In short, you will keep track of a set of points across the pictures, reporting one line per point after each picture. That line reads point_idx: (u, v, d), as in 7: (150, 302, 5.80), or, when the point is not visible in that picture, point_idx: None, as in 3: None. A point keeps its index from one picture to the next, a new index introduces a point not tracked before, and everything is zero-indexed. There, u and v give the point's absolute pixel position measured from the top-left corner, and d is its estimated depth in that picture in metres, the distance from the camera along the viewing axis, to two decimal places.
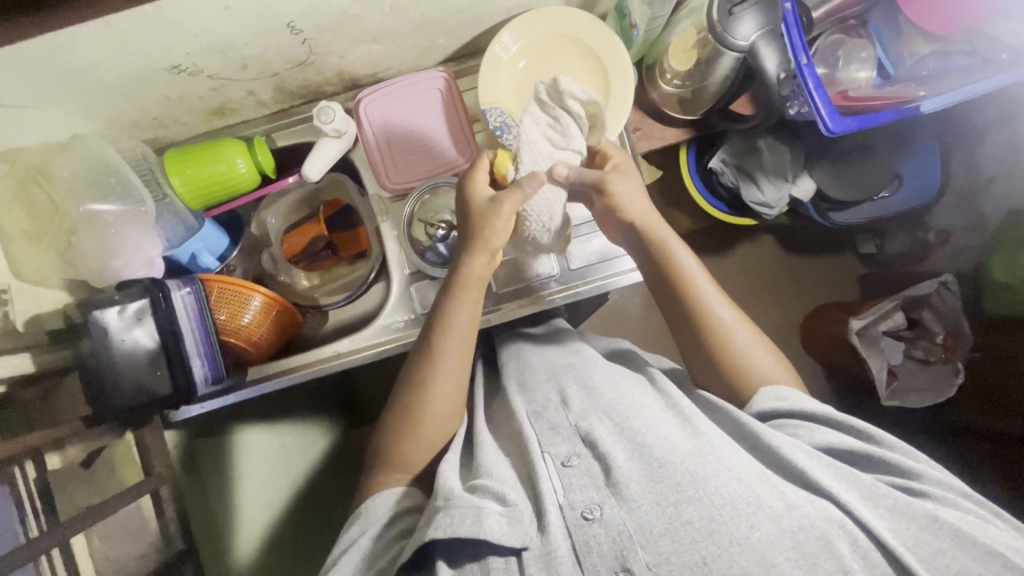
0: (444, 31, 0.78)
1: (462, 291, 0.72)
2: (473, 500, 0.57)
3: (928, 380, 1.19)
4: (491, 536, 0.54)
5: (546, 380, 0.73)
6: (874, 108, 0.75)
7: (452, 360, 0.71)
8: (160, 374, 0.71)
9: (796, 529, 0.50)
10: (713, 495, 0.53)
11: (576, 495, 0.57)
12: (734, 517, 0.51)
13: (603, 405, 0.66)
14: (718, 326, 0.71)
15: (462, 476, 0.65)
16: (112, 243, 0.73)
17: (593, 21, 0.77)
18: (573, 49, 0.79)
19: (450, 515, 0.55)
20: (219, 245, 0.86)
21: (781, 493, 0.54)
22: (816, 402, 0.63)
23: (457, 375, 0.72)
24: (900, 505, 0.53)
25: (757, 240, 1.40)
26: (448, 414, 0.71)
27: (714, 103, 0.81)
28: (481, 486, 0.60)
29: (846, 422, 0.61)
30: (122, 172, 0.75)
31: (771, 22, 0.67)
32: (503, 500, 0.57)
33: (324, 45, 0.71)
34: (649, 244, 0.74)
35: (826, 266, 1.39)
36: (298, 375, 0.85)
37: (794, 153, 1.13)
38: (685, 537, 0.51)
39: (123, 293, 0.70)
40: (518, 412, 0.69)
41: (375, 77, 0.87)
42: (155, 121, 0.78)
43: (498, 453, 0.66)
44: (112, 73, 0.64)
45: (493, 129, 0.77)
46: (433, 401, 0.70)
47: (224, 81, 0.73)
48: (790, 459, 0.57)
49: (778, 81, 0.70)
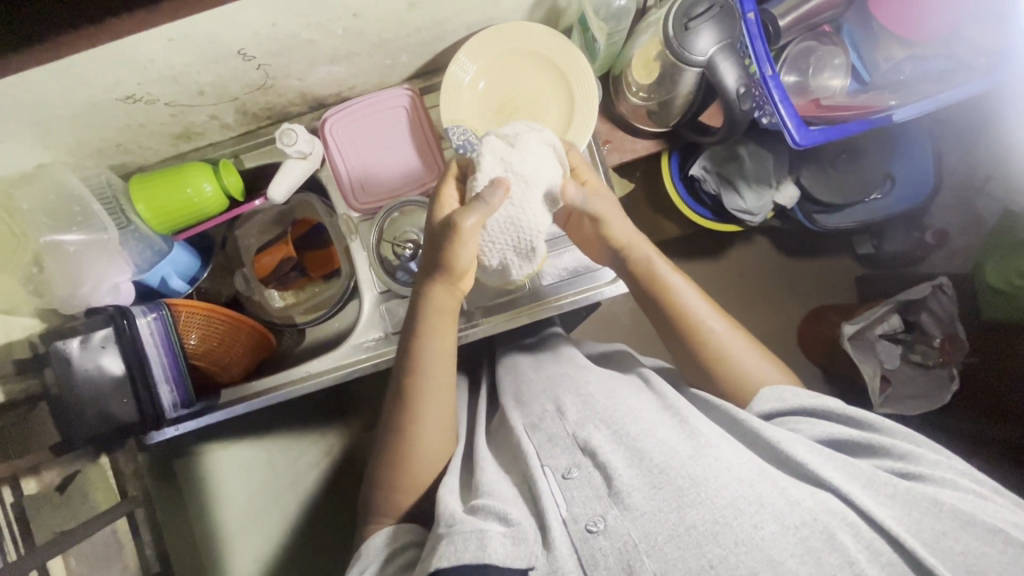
0: (405, 49, 0.77)
1: (435, 328, 0.68)
2: (475, 523, 0.54)
3: (923, 386, 1.16)
4: (496, 560, 0.51)
5: (541, 394, 0.71)
6: (844, 120, 0.73)
7: (433, 400, 0.68)
8: (127, 400, 0.72)
9: (802, 523, 0.49)
10: (715, 497, 0.51)
11: (578, 508, 0.54)
12: (738, 516, 0.50)
13: (601, 413, 0.64)
14: (710, 338, 0.71)
15: (463, 497, 0.62)
16: (78, 271, 0.74)
17: (554, 34, 0.76)
18: (536, 65, 0.78)
19: (453, 542, 0.53)
20: (189, 267, 0.87)
21: (783, 490, 0.51)
22: (813, 395, 0.62)
23: (440, 412, 0.69)
24: (901, 489, 0.52)
25: (750, 242, 1.35)
26: (439, 441, 0.69)
27: (683, 114, 0.79)
28: (481, 506, 0.57)
29: (843, 412, 0.60)
30: (85, 202, 0.75)
31: (730, 36, 0.64)
32: (504, 519, 0.55)
33: (280, 68, 0.71)
34: (640, 257, 0.74)
35: (825, 269, 1.35)
36: (273, 396, 0.85)
37: (778, 158, 1.10)
38: (689, 542, 0.49)
39: (87, 324, 0.71)
40: (516, 428, 0.67)
41: (341, 96, 0.86)
42: (119, 147, 0.78)
43: (496, 471, 0.63)
44: (66, 105, 0.64)
45: (455, 146, 0.74)
46: (419, 441, 0.68)
47: (183, 107, 0.73)
48: (790, 453, 0.55)
49: (738, 97, 0.66)
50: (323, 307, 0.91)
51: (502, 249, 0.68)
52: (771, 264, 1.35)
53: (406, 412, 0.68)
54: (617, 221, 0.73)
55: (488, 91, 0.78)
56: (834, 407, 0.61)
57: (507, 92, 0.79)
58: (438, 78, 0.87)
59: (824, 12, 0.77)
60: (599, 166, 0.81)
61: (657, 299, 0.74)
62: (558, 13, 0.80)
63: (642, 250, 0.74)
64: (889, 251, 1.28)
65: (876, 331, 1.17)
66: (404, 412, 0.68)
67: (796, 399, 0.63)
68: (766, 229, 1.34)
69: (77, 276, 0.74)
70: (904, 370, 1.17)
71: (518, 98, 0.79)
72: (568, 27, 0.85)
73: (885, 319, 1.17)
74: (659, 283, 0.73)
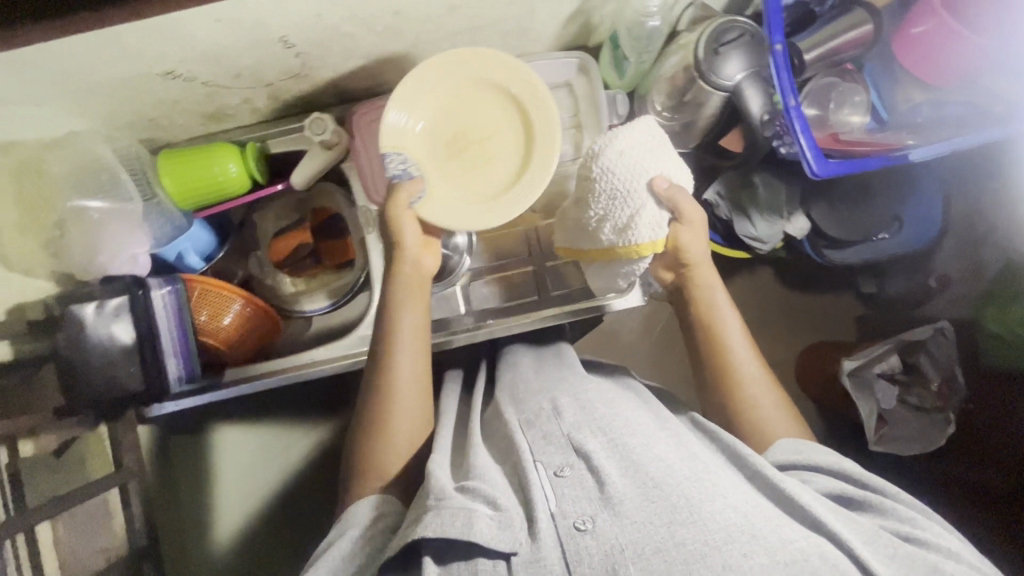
0: (439, 51, 0.79)
1: (404, 294, 0.72)
2: (464, 501, 0.56)
3: (917, 429, 1.16)
4: (480, 539, 0.52)
5: (538, 393, 0.71)
6: (863, 155, 0.75)
7: (408, 373, 0.70)
8: (133, 371, 0.73)
9: (790, 557, 0.48)
10: (707, 521, 0.51)
11: (568, 505, 0.55)
12: (727, 543, 0.49)
13: (598, 420, 0.64)
14: (741, 376, 0.71)
15: (452, 475, 0.63)
16: (99, 239, 0.75)
17: (499, 58, 0.75)
18: (487, 93, 0.77)
19: (440, 515, 0.54)
20: (207, 246, 0.89)
21: (778, 526, 0.51)
22: (838, 459, 0.63)
23: (417, 384, 0.71)
24: (902, 553, 0.52)
25: (755, 272, 1.36)
26: (416, 421, 0.70)
27: (704, 136, 0.81)
28: (472, 487, 0.58)
29: (859, 476, 0.61)
30: (114, 171, 0.76)
31: (756, 65, 0.66)
32: (493, 504, 0.56)
33: (317, 58, 0.73)
34: (694, 289, 0.75)
35: (828, 305, 1.36)
36: (272, 379, 0.84)
37: (791, 190, 1.12)
38: (677, 559, 0.49)
39: (102, 290, 0.72)
40: (511, 422, 0.67)
41: (371, 91, 0.88)
42: (151, 122, 0.80)
43: (489, 458, 0.64)
44: (107, 75, 0.66)
45: (391, 174, 0.74)
46: (396, 416, 0.69)
47: (218, 87, 0.74)
48: (793, 495, 0.56)
49: (761, 123, 0.68)
50: (337, 297, 0.92)
51: (633, 192, 0.69)
52: (774, 296, 1.36)
53: (383, 378, 0.70)
54: (696, 250, 0.72)
55: (437, 124, 0.77)
56: (850, 469, 0.61)
57: (461, 125, 0.78)
58: None
59: (849, 51, 0.78)
60: None
61: (701, 336, 0.75)
62: (591, 29, 0.82)
63: (697, 284, 0.75)
64: (891, 292, 1.29)
65: (874, 370, 1.17)
66: (381, 385, 0.70)
67: (816, 456, 0.63)
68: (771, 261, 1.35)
69: (99, 245, 0.76)
70: (899, 411, 1.17)
71: (471, 131, 0.77)
72: (598, 44, 0.87)
73: (884, 358, 1.17)
74: (711, 321, 0.74)
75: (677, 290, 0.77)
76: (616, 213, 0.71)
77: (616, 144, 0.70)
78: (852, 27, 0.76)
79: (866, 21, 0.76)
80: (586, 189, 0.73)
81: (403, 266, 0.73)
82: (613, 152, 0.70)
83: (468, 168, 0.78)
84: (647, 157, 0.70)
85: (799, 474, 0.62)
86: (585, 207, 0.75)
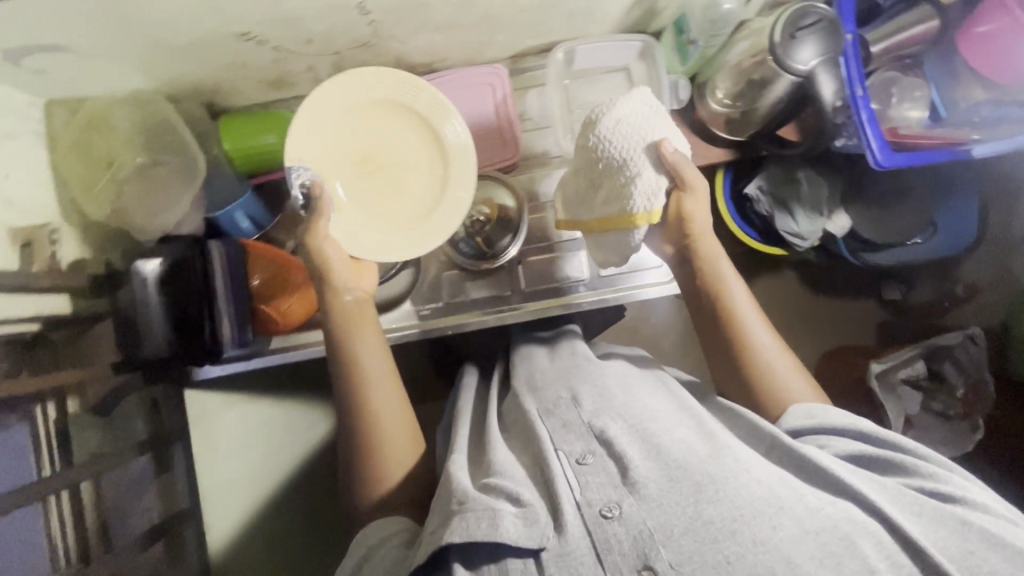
0: (504, 28, 0.79)
1: (354, 320, 0.69)
2: (489, 502, 0.54)
3: (943, 434, 1.18)
4: (507, 538, 0.51)
5: (556, 381, 0.70)
6: (925, 146, 0.76)
7: (378, 394, 0.67)
8: (187, 323, 0.75)
9: (821, 530, 0.48)
10: (734, 497, 0.50)
11: (592, 493, 0.54)
12: (756, 517, 0.49)
13: (617, 406, 0.64)
14: (760, 349, 0.68)
15: (473, 474, 0.62)
16: (159, 197, 0.76)
17: (395, 74, 0.73)
18: (397, 116, 0.76)
19: (465, 519, 0.53)
20: (259, 213, 0.87)
21: (801, 496, 0.51)
22: (854, 418, 0.60)
23: (393, 398, 0.68)
24: (928, 510, 0.50)
25: (781, 274, 1.33)
26: (399, 427, 0.67)
27: (764, 124, 0.81)
28: (495, 484, 0.57)
29: (875, 433, 0.58)
30: (179, 130, 0.78)
31: (832, 50, 0.66)
32: (517, 500, 0.55)
33: (388, 28, 0.73)
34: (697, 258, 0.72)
35: (852, 309, 1.33)
36: (291, 354, 0.85)
37: (831, 188, 1.13)
38: (707, 536, 0.48)
39: (163, 246, 0.75)
40: (529, 412, 0.66)
41: (431, 67, 0.88)
42: (212, 86, 0.80)
43: (507, 449, 0.64)
44: (185, 33, 0.66)
45: (295, 193, 0.69)
46: (380, 430, 0.66)
47: (287, 53, 0.75)
48: (812, 459, 0.54)
49: (833, 109, 0.69)
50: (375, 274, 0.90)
51: (629, 153, 0.66)
52: (795, 299, 1.33)
53: (354, 406, 0.67)
54: (703, 220, 0.70)
55: (346, 145, 0.75)
56: (868, 426, 0.58)
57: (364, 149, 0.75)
58: (526, 62, 0.89)
59: (912, 46, 0.79)
60: None
61: (705, 306, 0.71)
62: (654, 14, 0.82)
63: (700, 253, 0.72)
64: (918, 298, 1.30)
65: (900, 374, 1.19)
66: (353, 413, 0.66)
67: (831, 418, 0.60)
68: (796, 263, 1.33)
69: (161, 204, 0.76)
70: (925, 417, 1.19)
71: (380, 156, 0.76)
72: (658, 30, 0.87)
73: (911, 364, 1.19)
74: (716, 289, 0.71)
75: (682, 263, 0.74)
76: (610, 179, 0.68)
77: (623, 110, 0.66)
78: (918, 22, 0.77)
79: (934, 16, 0.77)
80: (586, 156, 0.69)
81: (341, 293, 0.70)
82: (609, 120, 0.67)
83: (380, 196, 0.77)
84: (646, 123, 0.67)
85: (815, 439, 0.59)
86: (583, 176, 0.71)
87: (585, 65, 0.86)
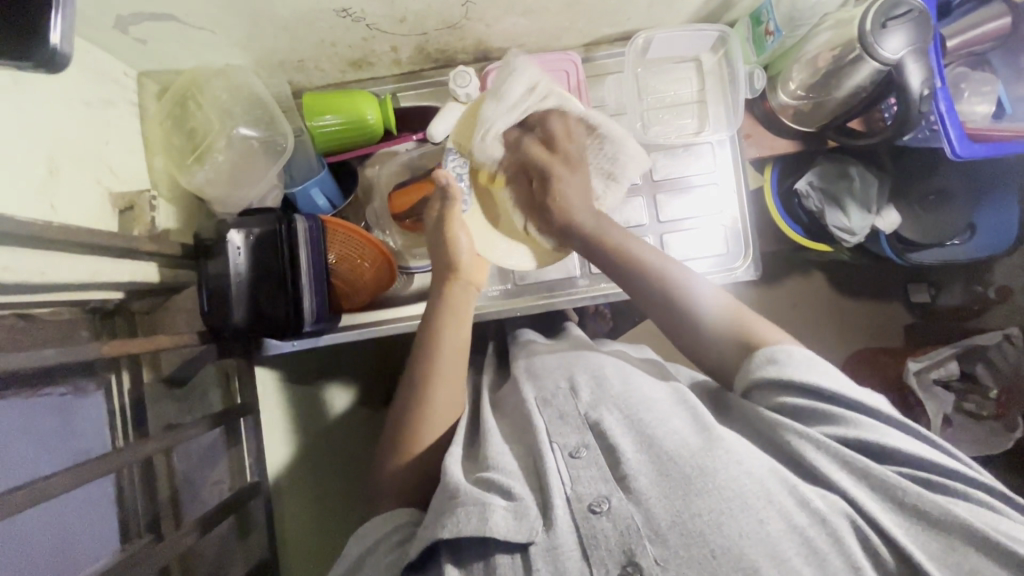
0: (587, 15, 0.81)
1: (437, 314, 0.72)
2: (480, 495, 0.52)
3: (978, 434, 1.18)
4: (496, 532, 0.49)
5: (557, 369, 0.69)
6: (998, 138, 0.78)
7: (443, 391, 0.68)
8: (269, 295, 0.74)
9: (811, 524, 0.48)
10: (725, 488, 0.49)
11: (583, 487, 0.52)
12: (744, 510, 0.48)
13: (614, 396, 0.62)
14: (761, 337, 0.61)
15: (466, 469, 0.59)
16: (245, 171, 0.78)
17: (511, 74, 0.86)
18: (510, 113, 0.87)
19: (455, 514, 0.51)
20: (332, 192, 0.89)
21: (794, 488, 0.50)
22: (821, 367, 0.56)
23: (451, 395, 0.69)
24: (910, 499, 0.48)
25: (807, 274, 1.35)
26: (448, 410, 0.68)
27: (834, 116, 0.84)
28: (487, 479, 0.55)
29: (855, 400, 0.54)
30: (268, 105, 0.77)
31: (921, 41, 0.68)
32: (508, 494, 0.53)
33: (479, 11, 0.76)
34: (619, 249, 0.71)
35: (879, 310, 1.36)
36: (345, 335, 0.88)
37: (882, 185, 1.14)
38: (693, 530, 0.47)
39: (252, 221, 0.73)
40: (527, 400, 0.65)
41: (505, 53, 0.90)
42: (299, 64, 0.82)
43: (501, 439, 0.61)
44: (289, 8, 0.68)
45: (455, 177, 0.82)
46: (431, 421, 0.67)
47: (378, 32, 0.77)
48: (803, 456, 0.52)
49: (919, 99, 0.71)
50: None
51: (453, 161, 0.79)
52: (824, 300, 1.36)
53: (409, 412, 0.68)
54: (577, 204, 0.73)
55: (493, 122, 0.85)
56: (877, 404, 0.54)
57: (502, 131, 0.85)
58: (598, 51, 0.90)
59: (982, 42, 0.81)
60: (738, 158, 0.88)
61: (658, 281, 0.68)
62: (730, 6, 0.84)
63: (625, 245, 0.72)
64: (944, 303, 1.32)
65: (930, 374, 1.19)
66: (408, 410, 0.68)
67: (793, 364, 0.56)
68: (825, 263, 1.35)
69: (246, 178, 0.78)
70: (957, 417, 1.19)
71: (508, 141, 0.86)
72: (730, 22, 0.89)
73: (942, 364, 1.19)
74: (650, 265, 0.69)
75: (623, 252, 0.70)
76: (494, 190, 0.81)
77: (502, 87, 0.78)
78: (991, 19, 0.79)
79: (1006, 13, 0.79)
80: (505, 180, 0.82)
81: (457, 283, 0.74)
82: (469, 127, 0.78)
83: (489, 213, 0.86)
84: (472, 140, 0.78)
85: (787, 403, 0.55)
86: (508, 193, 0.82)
87: (659, 54, 0.88)
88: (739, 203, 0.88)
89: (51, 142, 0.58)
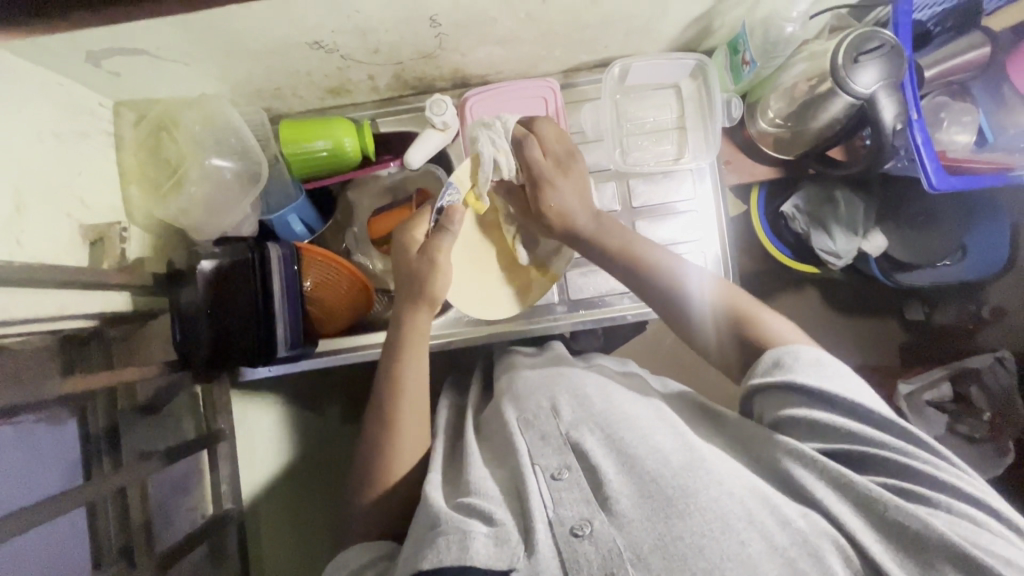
0: (563, 44, 0.81)
1: (410, 347, 0.71)
2: (460, 522, 0.51)
3: (973, 457, 1.14)
4: (478, 562, 0.48)
5: (537, 391, 0.66)
6: (974, 171, 0.78)
7: (411, 427, 0.67)
8: (247, 319, 0.75)
9: (792, 542, 0.46)
10: (705, 509, 0.48)
11: (565, 510, 0.51)
12: (724, 532, 0.47)
13: (596, 416, 0.60)
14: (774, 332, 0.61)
15: (448, 494, 0.58)
16: (222, 199, 0.79)
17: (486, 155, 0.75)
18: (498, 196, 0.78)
19: (436, 544, 0.49)
20: (310, 218, 0.89)
21: (775, 507, 0.49)
22: (827, 371, 0.54)
23: (418, 420, 0.68)
24: (888, 511, 0.46)
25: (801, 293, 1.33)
26: (416, 441, 0.68)
27: (813, 144, 0.84)
28: (467, 503, 0.54)
29: (854, 404, 0.52)
30: (240, 131, 0.78)
31: (895, 75, 0.68)
32: (489, 520, 0.51)
33: (453, 41, 0.76)
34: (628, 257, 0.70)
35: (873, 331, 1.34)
36: (331, 359, 0.87)
37: (868, 209, 1.13)
38: (675, 553, 0.47)
39: (224, 249, 0.74)
40: (510, 422, 0.62)
41: (485, 79, 0.90)
42: (276, 91, 0.82)
43: (483, 463, 0.60)
44: (264, 41, 0.68)
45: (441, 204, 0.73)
46: (400, 448, 0.67)
47: (353, 62, 0.77)
48: (797, 477, 0.50)
49: (893, 133, 0.70)
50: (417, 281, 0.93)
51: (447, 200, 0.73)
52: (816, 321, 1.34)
53: (375, 443, 0.67)
54: (576, 208, 0.71)
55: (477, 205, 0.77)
56: (875, 408, 0.52)
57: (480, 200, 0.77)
58: (578, 77, 0.90)
59: (961, 72, 0.81)
60: (719, 185, 0.88)
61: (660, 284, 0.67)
62: (709, 34, 0.83)
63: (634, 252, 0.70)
64: (937, 323, 1.29)
65: (924, 396, 1.17)
66: (380, 425, 0.68)
67: (799, 368, 0.55)
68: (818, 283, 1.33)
69: (221, 208, 0.79)
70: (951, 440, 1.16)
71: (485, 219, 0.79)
72: (708, 50, 0.89)
73: (935, 386, 1.17)
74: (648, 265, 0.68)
75: (624, 252, 0.70)
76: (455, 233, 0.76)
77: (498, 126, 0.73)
78: (969, 49, 0.79)
79: (984, 43, 0.78)
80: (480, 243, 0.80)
81: (418, 318, 0.72)
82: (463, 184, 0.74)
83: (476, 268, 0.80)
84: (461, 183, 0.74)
85: (795, 411, 0.53)
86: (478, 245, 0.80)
87: (637, 81, 0.88)
88: (719, 237, 0.87)
89: (17, 174, 0.58)
